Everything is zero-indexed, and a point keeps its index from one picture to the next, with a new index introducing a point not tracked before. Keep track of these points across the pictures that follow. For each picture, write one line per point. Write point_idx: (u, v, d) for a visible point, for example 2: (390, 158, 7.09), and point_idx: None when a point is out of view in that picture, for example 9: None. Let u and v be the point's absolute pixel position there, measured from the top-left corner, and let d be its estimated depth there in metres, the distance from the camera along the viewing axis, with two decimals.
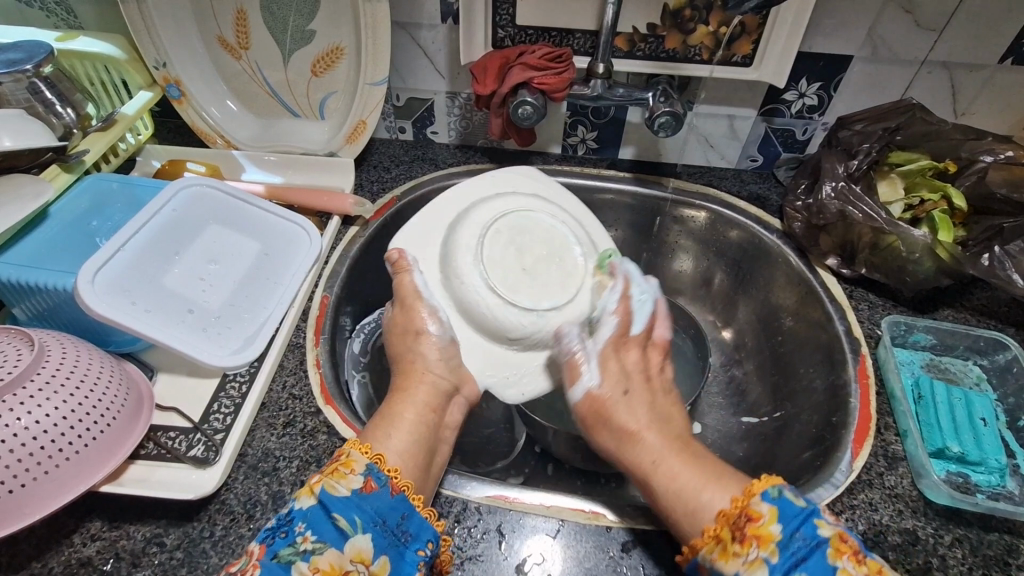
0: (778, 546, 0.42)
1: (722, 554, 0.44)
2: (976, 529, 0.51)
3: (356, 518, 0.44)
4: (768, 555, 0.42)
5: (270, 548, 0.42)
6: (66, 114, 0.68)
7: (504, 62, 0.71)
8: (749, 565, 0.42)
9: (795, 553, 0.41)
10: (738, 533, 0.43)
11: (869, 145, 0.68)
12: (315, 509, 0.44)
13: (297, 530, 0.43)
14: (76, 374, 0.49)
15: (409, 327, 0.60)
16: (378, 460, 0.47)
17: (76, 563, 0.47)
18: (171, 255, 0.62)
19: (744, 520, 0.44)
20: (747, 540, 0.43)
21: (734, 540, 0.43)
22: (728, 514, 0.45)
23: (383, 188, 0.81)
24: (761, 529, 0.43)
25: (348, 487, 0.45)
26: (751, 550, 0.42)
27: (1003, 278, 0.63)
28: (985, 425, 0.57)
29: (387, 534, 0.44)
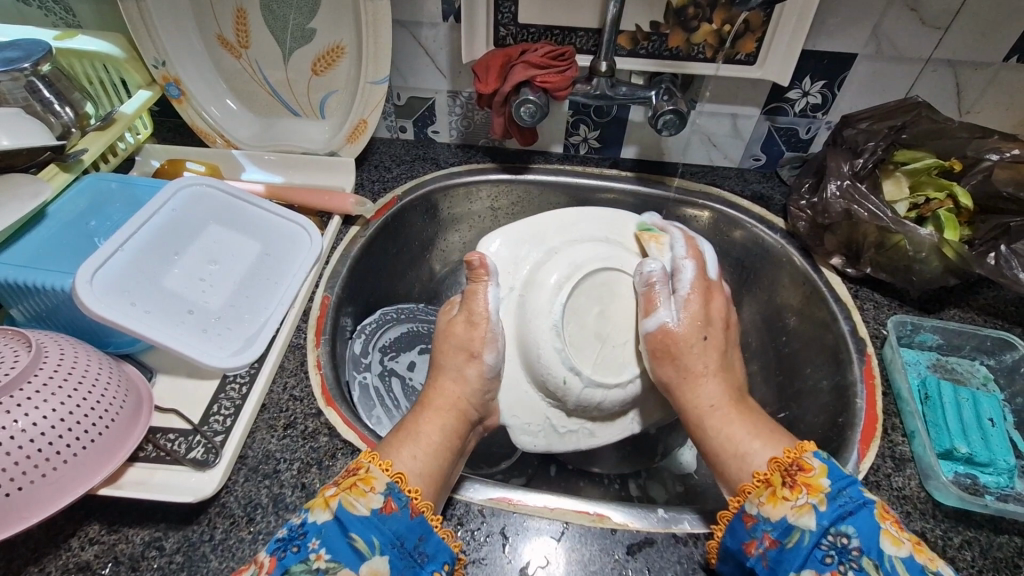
0: (827, 495, 0.44)
1: (770, 498, 0.46)
2: (986, 531, 0.50)
3: (374, 539, 0.43)
4: (817, 501, 0.44)
5: (282, 562, 0.41)
6: (64, 113, 0.67)
7: (506, 61, 0.70)
8: (797, 509, 0.44)
9: (843, 505, 0.43)
10: (789, 480, 0.46)
11: (874, 143, 0.67)
12: (331, 525, 0.43)
13: (311, 547, 0.42)
14: (73, 376, 0.49)
15: (465, 346, 0.57)
16: (399, 479, 0.47)
17: (74, 568, 0.47)
18: (171, 255, 0.61)
19: (796, 469, 0.46)
20: (797, 487, 0.45)
21: (784, 485, 0.46)
22: (780, 462, 0.47)
23: (384, 187, 0.81)
24: (812, 479, 0.45)
25: (367, 506, 0.44)
26: (800, 495, 0.45)
27: (1009, 277, 0.62)
28: (993, 426, 0.56)
29: (403, 556, 0.44)
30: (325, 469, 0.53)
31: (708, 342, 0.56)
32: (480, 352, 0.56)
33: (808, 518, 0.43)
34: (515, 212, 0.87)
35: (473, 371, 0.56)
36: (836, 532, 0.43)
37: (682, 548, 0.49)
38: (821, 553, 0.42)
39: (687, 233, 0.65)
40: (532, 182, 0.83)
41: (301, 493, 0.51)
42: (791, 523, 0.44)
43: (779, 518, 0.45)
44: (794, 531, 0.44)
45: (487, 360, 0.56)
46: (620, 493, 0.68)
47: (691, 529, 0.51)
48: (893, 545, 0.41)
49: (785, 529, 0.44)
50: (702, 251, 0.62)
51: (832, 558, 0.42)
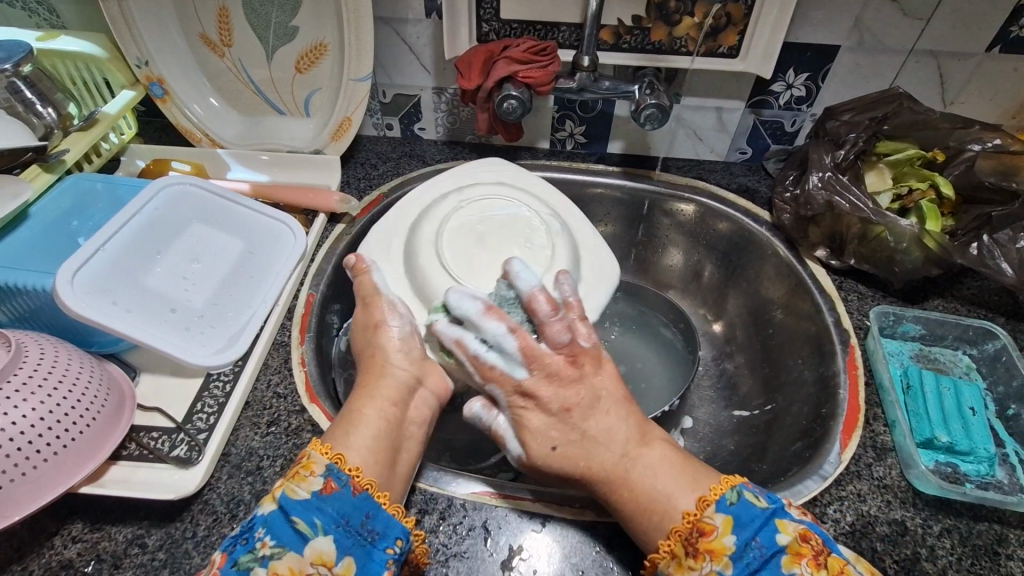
0: (731, 559, 0.43)
1: (677, 569, 0.45)
2: (965, 519, 0.50)
3: (316, 520, 0.44)
4: (722, 567, 0.43)
5: (231, 555, 0.42)
6: (46, 113, 0.67)
7: (489, 57, 0.70)
8: None
9: (749, 563, 0.43)
10: (691, 548, 0.45)
11: (855, 135, 0.67)
12: (275, 514, 0.44)
13: (257, 536, 0.43)
14: (54, 375, 0.49)
15: (368, 322, 0.60)
16: (338, 460, 0.47)
17: (57, 566, 0.47)
18: (153, 255, 0.61)
19: (696, 534, 0.45)
20: (700, 554, 0.44)
21: (688, 555, 0.45)
22: (680, 530, 0.45)
23: (370, 185, 0.81)
24: (714, 543, 0.44)
25: (308, 490, 0.45)
26: (705, 563, 0.44)
27: (992, 267, 0.62)
28: (974, 415, 0.56)
29: (349, 534, 0.44)
30: None
31: (560, 448, 0.51)
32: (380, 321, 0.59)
33: None
34: None
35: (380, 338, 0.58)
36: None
37: None
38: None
39: (468, 345, 0.54)
40: None
41: None
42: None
43: None
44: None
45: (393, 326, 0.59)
46: None
47: None
48: None
49: None
50: (489, 364, 0.53)
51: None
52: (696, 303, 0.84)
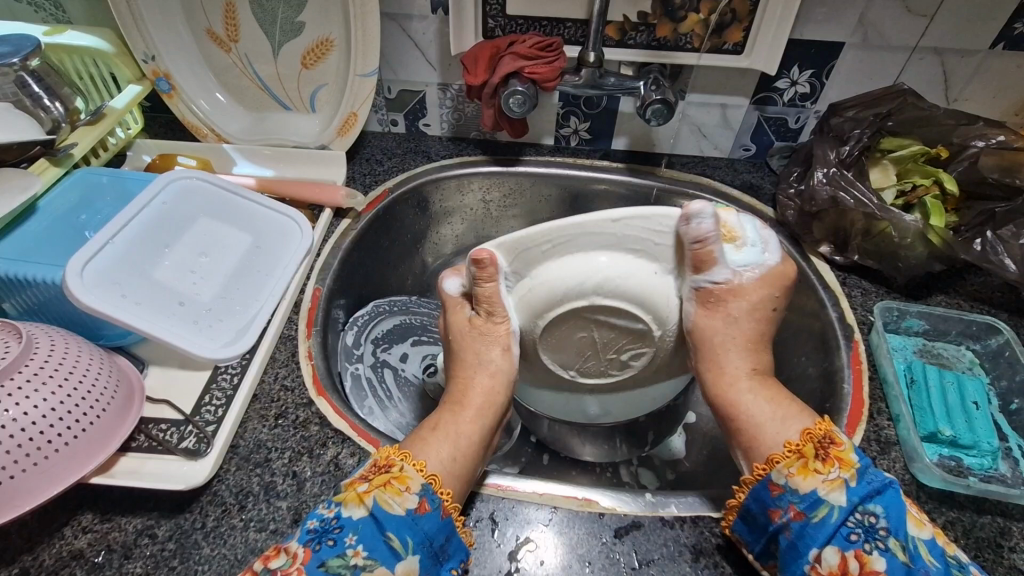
0: (858, 472, 0.45)
1: (802, 470, 0.46)
2: (969, 512, 0.51)
3: (408, 539, 0.44)
4: (848, 477, 0.45)
5: (317, 555, 0.43)
6: (54, 108, 0.67)
7: (495, 53, 0.71)
8: (829, 483, 0.45)
9: (871, 483, 0.45)
10: (821, 452, 0.47)
11: (859, 131, 0.67)
12: (367, 522, 0.44)
13: (347, 542, 0.43)
14: (64, 367, 0.49)
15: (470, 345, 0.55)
16: (433, 481, 0.47)
17: (67, 556, 0.47)
18: (161, 248, 0.62)
19: (828, 442, 0.47)
20: (829, 460, 0.46)
21: (817, 458, 0.46)
22: (812, 434, 0.48)
23: (375, 181, 0.81)
24: (844, 454, 0.46)
25: (402, 506, 0.45)
26: (833, 470, 0.46)
27: (995, 263, 0.62)
28: (977, 409, 0.57)
29: (431, 555, 0.45)
30: (316, 457, 0.53)
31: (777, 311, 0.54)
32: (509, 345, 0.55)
33: (839, 493, 0.45)
34: (507, 204, 0.87)
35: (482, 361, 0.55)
36: (864, 510, 0.44)
37: (669, 531, 0.50)
38: (848, 530, 0.44)
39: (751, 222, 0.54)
40: (523, 174, 0.83)
41: (292, 481, 0.52)
42: (821, 497, 0.45)
43: (809, 491, 0.45)
44: (823, 505, 0.45)
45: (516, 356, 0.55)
46: (611, 481, 0.69)
47: (677, 513, 0.51)
48: (916, 527, 0.44)
49: (813, 502, 0.45)
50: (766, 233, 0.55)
51: (857, 535, 0.44)
52: None
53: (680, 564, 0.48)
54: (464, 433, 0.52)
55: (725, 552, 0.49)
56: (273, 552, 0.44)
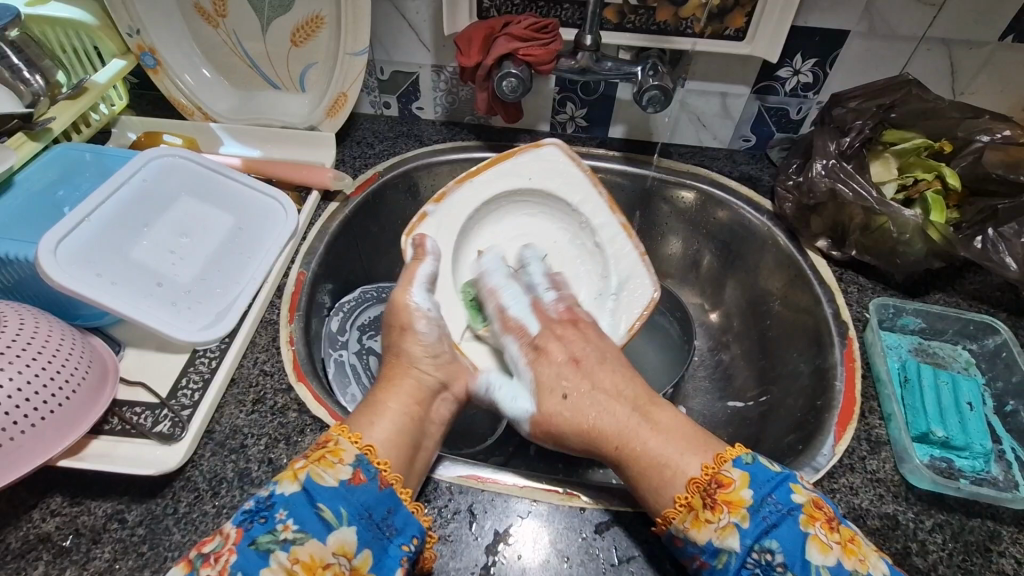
0: (749, 512, 0.43)
1: (694, 523, 0.44)
2: (958, 515, 0.50)
3: (342, 509, 0.43)
4: (739, 520, 0.43)
5: (249, 533, 0.41)
6: (35, 81, 0.65)
7: (490, 33, 0.68)
8: (721, 531, 0.43)
9: (766, 518, 0.43)
10: (709, 500, 0.44)
11: (862, 122, 0.65)
12: (299, 496, 0.43)
13: (278, 517, 0.42)
14: (34, 346, 0.48)
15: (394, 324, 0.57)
16: (368, 451, 0.46)
17: (34, 539, 0.46)
18: (140, 227, 0.60)
19: (715, 486, 0.45)
20: (718, 507, 0.44)
21: (706, 507, 0.44)
22: (699, 481, 0.45)
23: (365, 164, 0.79)
24: (732, 495, 0.44)
25: (335, 477, 0.44)
26: (722, 516, 0.43)
27: (996, 261, 0.61)
28: (971, 410, 0.55)
29: (371, 527, 0.43)
30: (293, 445, 0.52)
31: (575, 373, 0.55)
32: (409, 323, 0.56)
33: (732, 540, 0.43)
34: None
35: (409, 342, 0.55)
36: (761, 549, 0.42)
37: (651, 528, 0.49)
38: (749, 572, 0.42)
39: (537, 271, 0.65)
40: None
41: (267, 468, 0.51)
42: (718, 546, 0.43)
43: (705, 542, 0.43)
44: (721, 552, 0.43)
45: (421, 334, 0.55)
46: (597, 473, 0.69)
47: None
48: (821, 553, 0.41)
49: (713, 552, 0.43)
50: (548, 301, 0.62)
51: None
52: (694, 291, 0.83)
53: (660, 562, 0.47)
54: (401, 410, 0.51)
55: None
56: (210, 538, 0.43)
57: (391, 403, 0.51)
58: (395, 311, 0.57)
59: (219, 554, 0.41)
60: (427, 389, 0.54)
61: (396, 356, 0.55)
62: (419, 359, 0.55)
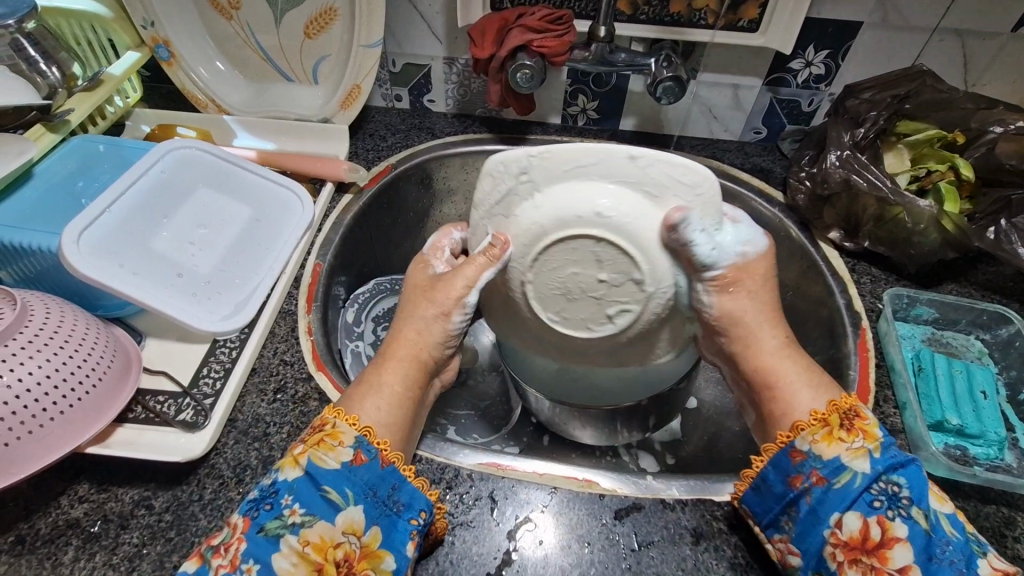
0: (882, 444, 0.44)
1: (826, 437, 0.45)
2: (974, 501, 0.50)
3: (347, 490, 0.43)
4: (873, 447, 0.44)
5: (256, 521, 0.41)
6: (51, 73, 0.66)
7: (503, 25, 0.69)
8: (854, 450, 0.44)
9: (894, 455, 0.44)
10: (847, 422, 0.45)
11: (876, 113, 0.65)
12: (302, 481, 0.43)
13: (284, 503, 0.42)
14: (60, 335, 0.48)
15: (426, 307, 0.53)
16: (367, 432, 0.45)
17: (63, 525, 0.47)
18: (159, 218, 0.61)
19: (854, 414, 0.46)
20: (854, 430, 0.45)
21: (842, 427, 0.45)
22: (838, 405, 0.47)
23: (378, 156, 0.79)
24: (869, 426, 0.45)
25: (337, 460, 0.44)
26: (857, 439, 0.44)
27: (1009, 252, 0.61)
28: (985, 399, 0.56)
29: (378, 505, 0.43)
30: None
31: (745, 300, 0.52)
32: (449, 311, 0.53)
33: (863, 462, 0.43)
34: None
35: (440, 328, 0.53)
36: (887, 479, 0.43)
37: (671, 514, 0.49)
38: (870, 497, 0.42)
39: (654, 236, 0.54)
40: None
41: None
42: (844, 464, 0.43)
43: (832, 458, 0.44)
44: (846, 471, 0.43)
45: (456, 322, 0.53)
46: (612, 462, 0.70)
47: (678, 496, 0.51)
48: (936, 501, 0.43)
49: (836, 469, 0.44)
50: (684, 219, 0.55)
51: (880, 503, 0.42)
52: None
53: (680, 547, 0.47)
54: (397, 389, 0.50)
55: (726, 536, 0.48)
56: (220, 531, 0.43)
57: (392, 382, 0.50)
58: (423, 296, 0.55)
59: (229, 544, 0.41)
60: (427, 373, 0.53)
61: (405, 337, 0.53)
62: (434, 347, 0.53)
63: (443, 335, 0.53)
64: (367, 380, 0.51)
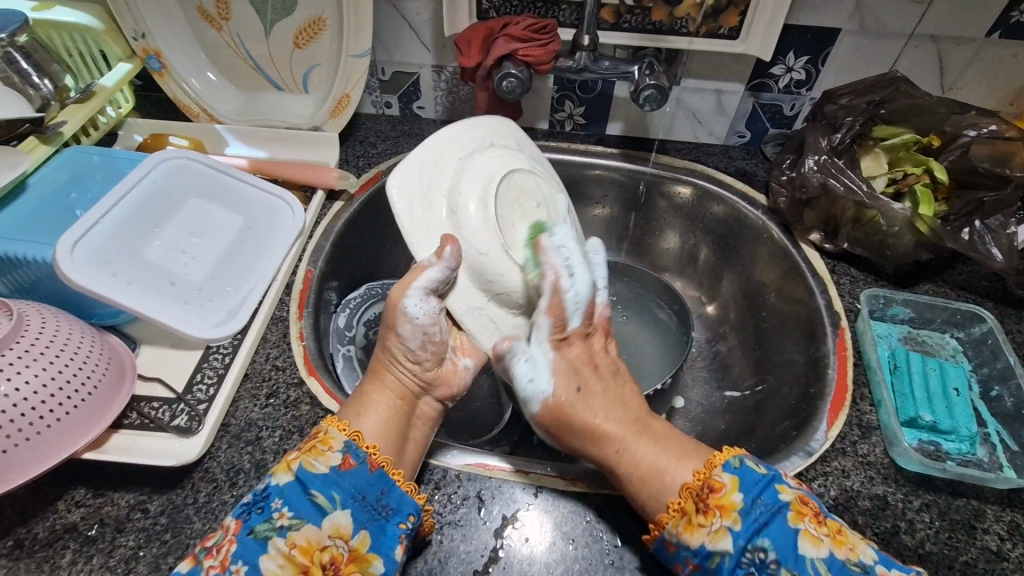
0: (740, 514, 0.43)
1: (688, 528, 0.44)
2: (945, 495, 0.52)
3: (334, 494, 0.44)
4: (731, 523, 0.43)
5: (246, 523, 0.43)
6: (43, 86, 0.67)
7: (489, 34, 0.70)
8: (713, 534, 0.43)
9: (757, 518, 0.43)
10: (701, 504, 0.44)
11: (852, 119, 0.67)
12: (293, 486, 0.44)
13: (274, 506, 0.43)
14: (54, 344, 0.49)
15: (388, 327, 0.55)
16: (356, 437, 0.48)
17: (61, 529, 0.48)
18: (152, 228, 0.62)
19: (707, 490, 0.45)
20: (710, 511, 0.44)
21: (699, 511, 0.44)
22: (690, 487, 0.45)
23: (368, 163, 0.81)
24: (723, 499, 0.44)
25: (326, 464, 0.45)
26: (714, 520, 0.44)
27: (982, 252, 0.63)
28: (958, 395, 0.58)
29: (366, 509, 0.45)
30: (306, 436, 0.54)
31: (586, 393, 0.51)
32: (396, 322, 0.54)
33: (724, 542, 0.43)
34: None
35: (393, 342, 0.54)
36: (753, 548, 0.43)
37: None
38: (743, 572, 0.43)
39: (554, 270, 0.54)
40: None
41: (282, 459, 0.53)
42: (710, 549, 0.43)
43: (697, 546, 0.44)
44: (714, 555, 0.43)
45: (405, 331, 0.53)
46: None
47: None
48: (813, 546, 0.42)
49: (705, 555, 0.43)
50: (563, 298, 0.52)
51: (753, 574, 0.43)
52: (691, 284, 0.85)
53: None
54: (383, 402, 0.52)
55: None
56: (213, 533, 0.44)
57: (377, 398, 0.52)
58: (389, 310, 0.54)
59: (221, 545, 0.42)
60: (410, 389, 0.54)
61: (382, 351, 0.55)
62: (400, 359, 0.54)
63: (401, 350, 0.53)
64: (357, 396, 0.53)
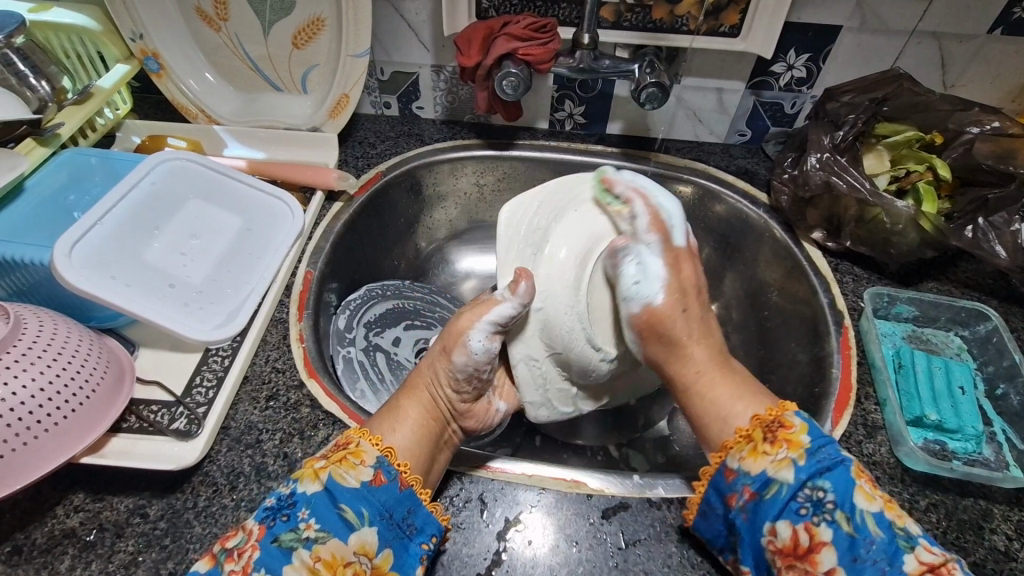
0: (806, 451, 0.45)
1: (751, 453, 0.47)
2: (952, 495, 0.51)
3: (363, 510, 0.44)
4: (797, 455, 0.45)
5: (272, 530, 0.43)
6: (40, 88, 0.67)
7: (489, 33, 0.69)
8: (778, 462, 0.46)
9: (821, 461, 0.45)
10: (770, 435, 0.47)
11: (856, 115, 0.66)
12: (321, 496, 0.44)
13: (300, 516, 0.43)
14: (53, 347, 0.49)
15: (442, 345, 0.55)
16: (388, 454, 0.47)
17: (59, 534, 0.48)
18: (151, 231, 0.61)
19: (778, 425, 0.48)
20: (778, 441, 0.47)
21: (766, 440, 0.47)
22: (763, 419, 0.49)
23: (368, 164, 0.80)
24: (792, 435, 0.47)
25: (357, 479, 0.45)
26: (781, 450, 0.46)
27: (986, 250, 0.62)
28: (963, 394, 0.57)
29: (392, 526, 0.45)
30: (307, 439, 0.54)
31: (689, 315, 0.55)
32: (452, 349, 0.54)
33: (786, 472, 0.45)
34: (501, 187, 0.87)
35: (442, 365, 0.54)
36: (812, 486, 0.44)
37: (657, 512, 0.50)
38: (797, 504, 0.44)
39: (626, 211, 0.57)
40: (518, 158, 0.83)
41: (282, 462, 0.52)
42: (771, 476, 0.46)
43: (759, 471, 0.46)
44: (773, 482, 0.45)
45: (458, 360, 0.53)
46: (602, 463, 0.71)
47: (664, 495, 0.52)
48: (866, 500, 0.43)
49: (764, 481, 0.46)
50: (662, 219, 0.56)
51: (807, 509, 0.44)
52: None
53: (666, 545, 0.49)
54: (414, 417, 0.52)
55: None
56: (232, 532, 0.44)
57: (409, 412, 0.52)
58: (448, 332, 0.55)
59: (242, 550, 0.42)
60: (441, 413, 0.54)
61: (422, 368, 0.56)
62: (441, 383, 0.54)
63: (447, 375, 0.54)
64: (387, 409, 0.53)
